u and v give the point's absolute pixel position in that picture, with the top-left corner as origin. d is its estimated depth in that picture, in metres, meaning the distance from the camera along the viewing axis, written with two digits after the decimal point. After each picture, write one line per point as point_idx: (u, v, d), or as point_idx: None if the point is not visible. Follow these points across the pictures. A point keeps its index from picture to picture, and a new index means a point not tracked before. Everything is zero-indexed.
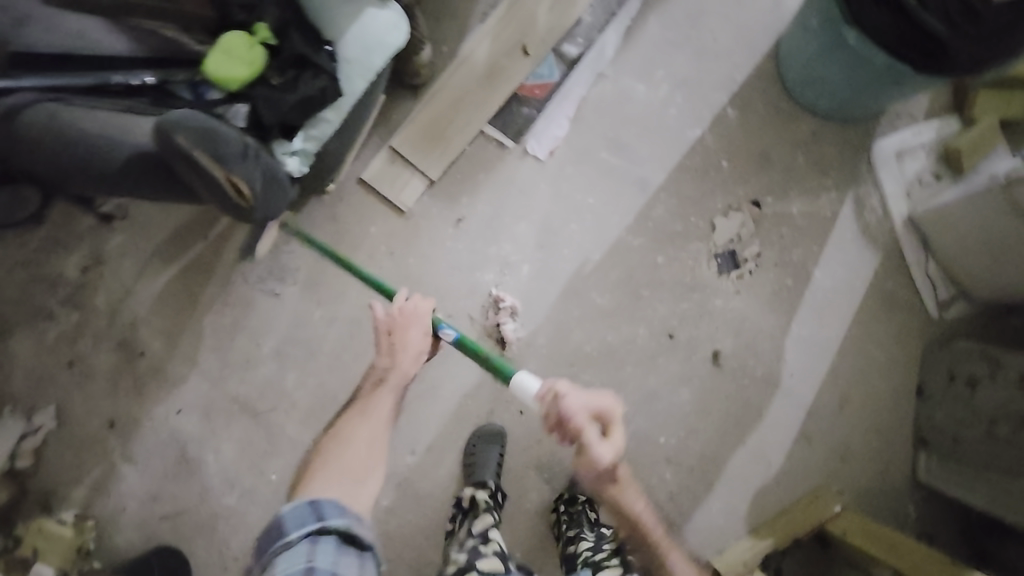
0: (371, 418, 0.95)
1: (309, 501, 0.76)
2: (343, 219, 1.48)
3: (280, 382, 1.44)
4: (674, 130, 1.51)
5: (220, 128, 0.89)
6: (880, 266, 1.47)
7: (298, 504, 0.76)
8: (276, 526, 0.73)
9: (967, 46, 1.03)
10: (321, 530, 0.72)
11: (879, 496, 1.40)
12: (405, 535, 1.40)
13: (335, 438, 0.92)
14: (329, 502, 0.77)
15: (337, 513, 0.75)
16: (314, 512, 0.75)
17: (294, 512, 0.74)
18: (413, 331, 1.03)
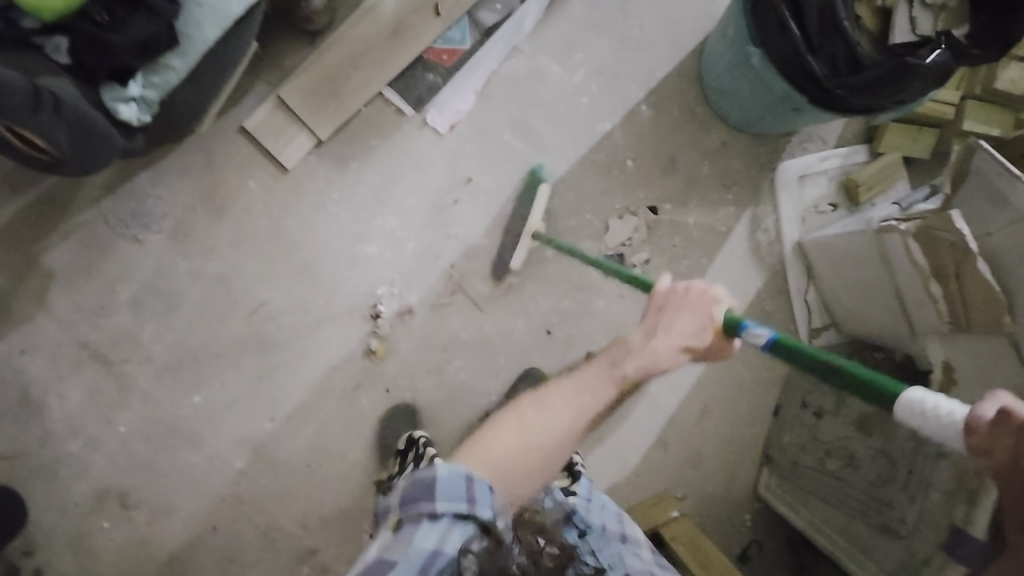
0: (598, 399, 0.79)
1: (466, 475, 0.70)
2: (219, 167, 1.38)
3: (137, 332, 1.38)
4: (584, 120, 1.45)
5: (1, 69, 0.79)
6: (762, 288, 1.48)
7: (454, 471, 0.70)
8: (426, 487, 0.69)
9: (853, 94, 1.01)
10: (466, 516, 0.68)
11: (720, 506, 1.47)
12: (256, 499, 1.40)
13: (490, 437, 0.76)
14: (483, 481, 0.70)
15: (487, 503, 0.70)
16: (467, 490, 0.69)
17: (448, 478, 0.69)
18: (681, 319, 0.84)
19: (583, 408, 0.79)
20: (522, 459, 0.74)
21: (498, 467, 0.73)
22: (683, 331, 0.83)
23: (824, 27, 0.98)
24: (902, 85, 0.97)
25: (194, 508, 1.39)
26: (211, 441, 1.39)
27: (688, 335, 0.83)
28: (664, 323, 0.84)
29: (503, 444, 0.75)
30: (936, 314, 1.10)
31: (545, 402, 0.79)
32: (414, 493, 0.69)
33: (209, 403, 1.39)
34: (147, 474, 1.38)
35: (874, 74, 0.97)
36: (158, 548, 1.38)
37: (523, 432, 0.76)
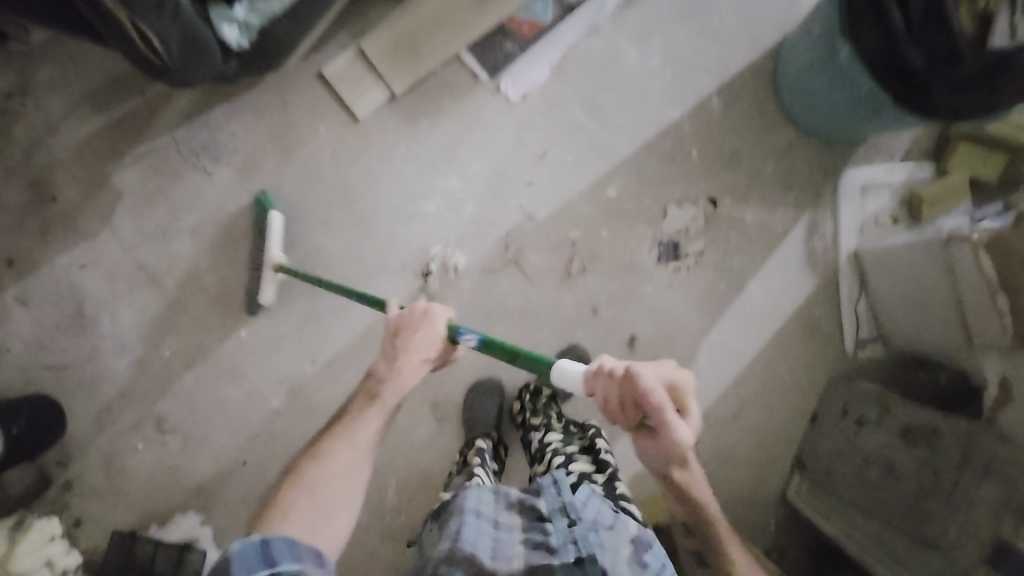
0: (372, 420, 0.95)
1: (260, 541, 0.73)
2: (293, 110, 1.41)
3: (193, 261, 1.40)
4: (654, 105, 1.46)
5: None
6: (812, 293, 1.47)
7: (247, 543, 0.73)
8: (224, 566, 0.71)
9: (945, 89, 1.01)
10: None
11: (745, 506, 1.45)
12: (288, 440, 1.41)
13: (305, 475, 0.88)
14: (280, 541, 0.74)
15: (290, 557, 0.73)
16: (264, 560, 0.71)
17: (242, 551, 0.72)
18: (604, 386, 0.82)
19: (360, 445, 0.92)
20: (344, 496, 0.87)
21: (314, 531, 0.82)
22: (417, 350, 0.98)
23: (927, 20, 0.98)
24: (995, 86, 0.98)
25: (227, 442, 1.40)
26: (251, 377, 1.41)
27: (427, 356, 0.99)
28: (399, 343, 0.98)
29: (298, 499, 0.85)
30: (1000, 328, 1.10)
31: (357, 432, 0.93)
32: (216, 575, 0.71)
33: (254, 340, 1.41)
34: (185, 402, 1.40)
35: (969, 69, 0.97)
36: (187, 476, 1.40)
37: (347, 465, 0.90)
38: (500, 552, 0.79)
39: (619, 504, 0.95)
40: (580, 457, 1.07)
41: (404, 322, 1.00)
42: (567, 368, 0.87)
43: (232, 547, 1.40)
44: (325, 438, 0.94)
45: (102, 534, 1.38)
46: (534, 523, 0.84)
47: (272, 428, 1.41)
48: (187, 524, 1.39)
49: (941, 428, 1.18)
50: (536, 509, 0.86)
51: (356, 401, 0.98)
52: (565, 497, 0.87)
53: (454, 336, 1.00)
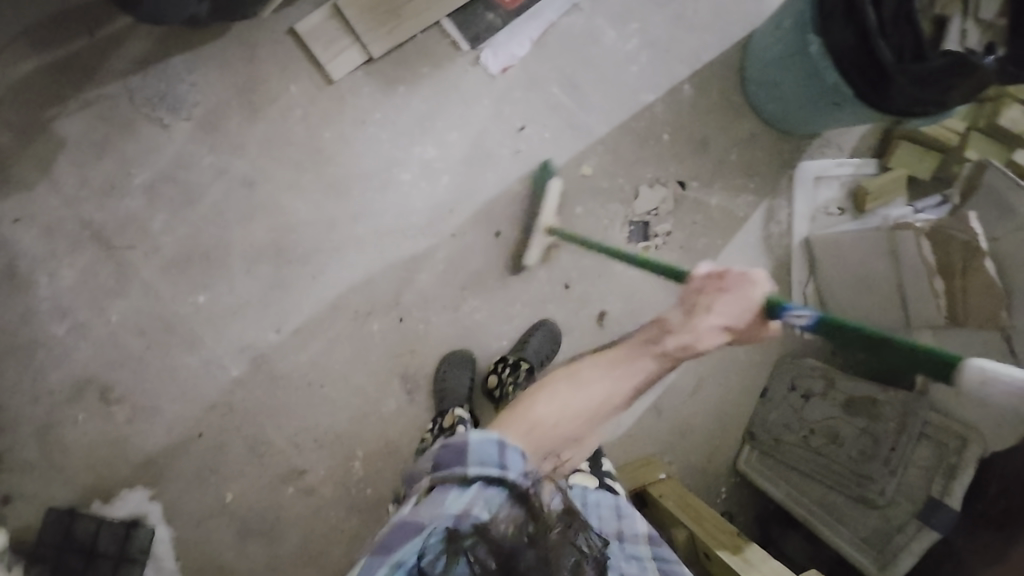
0: (641, 372, 0.75)
1: (497, 441, 0.67)
2: (262, 65, 1.34)
3: (146, 221, 1.30)
4: (630, 88, 1.49)
5: None
6: (767, 276, 1.57)
7: (487, 437, 0.67)
8: (458, 451, 0.66)
9: (908, 86, 1.09)
10: (494, 483, 0.65)
11: (699, 475, 1.53)
12: (249, 412, 1.35)
13: (577, 369, 0.76)
14: (516, 449, 0.67)
15: (517, 467, 0.66)
16: (500, 457, 0.66)
17: (482, 446, 0.66)
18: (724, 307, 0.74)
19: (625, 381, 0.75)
20: (561, 425, 0.73)
21: (547, 430, 0.72)
22: (725, 313, 0.74)
23: (897, 18, 1.08)
24: (948, 85, 1.07)
25: (181, 413, 1.33)
26: (210, 345, 1.33)
27: (726, 318, 0.74)
28: (711, 304, 0.75)
29: (545, 416, 0.73)
30: (936, 308, 1.21)
31: (583, 374, 0.76)
32: (446, 456, 0.67)
33: (213, 306, 1.33)
34: (134, 371, 1.30)
35: (932, 66, 1.05)
36: (135, 449, 1.31)
37: (603, 386, 0.75)
38: None
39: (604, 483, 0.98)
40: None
41: (705, 283, 0.76)
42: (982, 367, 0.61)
43: (184, 524, 1.33)
44: (585, 365, 0.77)
45: (35, 512, 1.27)
46: None
47: (231, 398, 1.35)
48: (135, 501, 1.31)
49: (880, 399, 1.29)
50: None
51: (636, 343, 0.77)
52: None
53: (774, 315, 0.74)
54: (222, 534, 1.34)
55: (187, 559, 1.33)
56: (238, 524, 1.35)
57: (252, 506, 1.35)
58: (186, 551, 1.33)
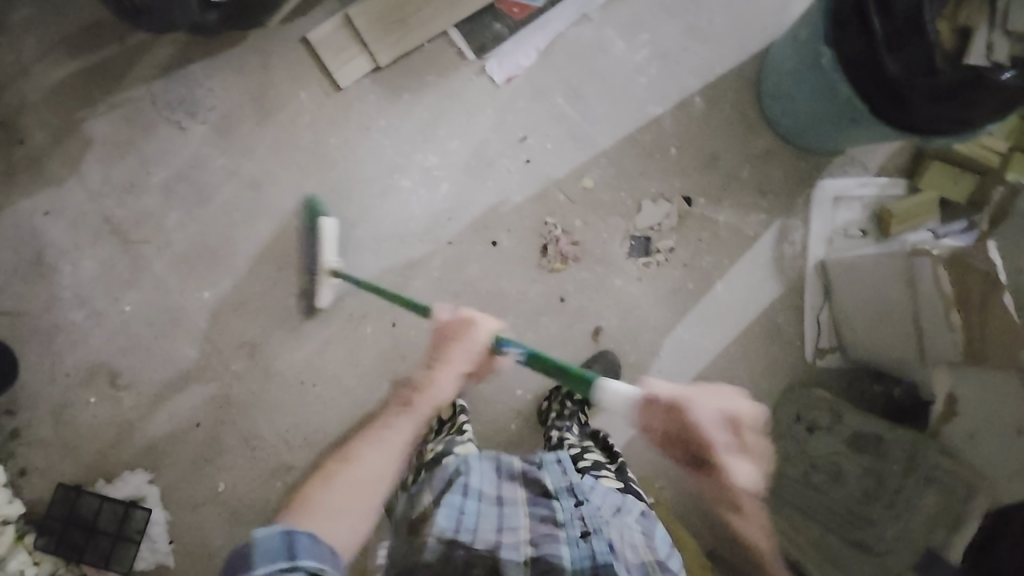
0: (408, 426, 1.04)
1: (280, 533, 0.73)
2: (274, 72, 1.40)
3: (160, 217, 1.38)
4: (637, 100, 1.46)
5: None
6: (778, 299, 1.49)
7: (271, 532, 0.73)
8: (243, 556, 0.71)
9: (919, 100, 1.03)
10: (289, 570, 0.70)
11: (695, 507, 1.45)
12: (245, 405, 1.40)
13: (353, 460, 0.97)
14: (302, 535, 0.74)
15: (309, 553, 0.72)
16: (287, 550, 0.72)
17: (266, 541, 0.72)
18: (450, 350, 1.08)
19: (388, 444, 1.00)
20: (347, 504, 0.88)
21: (332, 505, 0.87)
22: (458, 361, 1.07)
23: (906, 27, 1.02)
24: (969, 98, 1.01)
25: (182, 401, 1.39)
26: (211, 338, 1.39)
27: (463, 366, 1.08)
28: (449, 351, 1.08)
29: (323, 499, 0.89)
30: (951, 343, 1.12)
31: (360, 458, 0.97)
32: (234, 561, 0.72)
33: (216, 301, 1.39)
34: (141, 359, 1.38)
35: (945, 79, 1.01)
36: (139, 433, 1.38)
37: (385, 453, 0.98)
38: (504, 528, 0.91)
39: (629, 485, 1.03)
40: (595, 450, 1.12)
41: (450, 330, 1.10)
42: (604, 388, 0.93)
43: (178, 509, 1.38)
44: (358, 443, 1.01)
45: (46, 486, 1.36)
46: (539, 498, 0.96)
47: (228, 391, 1.40)
48: (134, 483, 1.37)
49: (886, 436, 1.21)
50: (540, 482, 0.98)
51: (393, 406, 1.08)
52: (571, 478, 0.97)
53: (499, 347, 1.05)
54: (213, 521, 1.39)
55: (179, 542, 1.38)
56: (227, 514, 1.39)
57: (242, 497, 1.40)
58: (178, 535, 1.38)
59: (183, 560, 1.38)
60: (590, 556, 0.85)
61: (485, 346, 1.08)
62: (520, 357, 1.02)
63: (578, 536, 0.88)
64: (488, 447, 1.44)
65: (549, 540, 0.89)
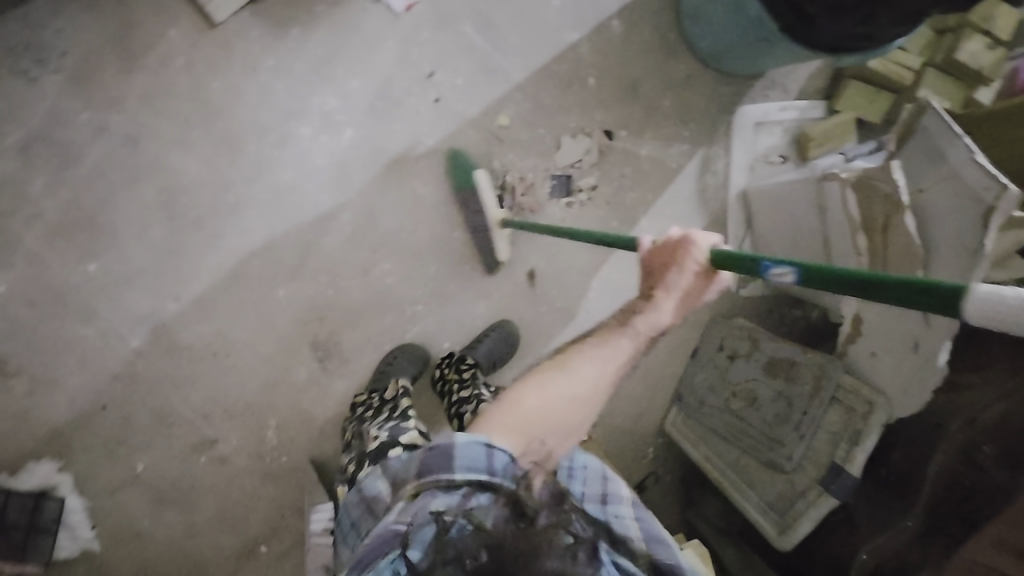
0: (616, 357, 0.78)
1: (485, 443, 0.64)
2: (135, 7, 1.22)
3: (23, 184, 1.22)
4: (551, 25, 1.37)
5: None
6: (702, 231, 1.48)
7: (473, 439, 0.65)
8: (444, 455, 0.64)
9: (822, 12, 0.99)
10: (488, 485, 0.62)
11: (630, 440, 1.49)
12: (153, 381, 1.31)
13: (539, 378, 0.76)
14: (504, 451, 0.65)
15: (506, 472, 0.63)
16: (488, 461, 0.63)
17: (464, 446, 0.64)
18: (672, 279, 0.79)
19: (602, 379, 0.76)
20: (555, 416, 0.72)
21: (535, 423, 0.70)
22: (682, 280, 0.79)
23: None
24: (872, 14, 0.95)
25: (84, 384, 1.29)
26: (106, 316, 1.28)
27: (678, 300, 0.80)
28: (667, 279, 0.79)
29: (533, 407, 0.72)
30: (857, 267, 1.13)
31: (571, 366, 0.76)
32: (431, 462, 0.65)
33: (105, 274, 1.27)
34: (28, 344, 1.26)
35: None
36: (38, 423, 1.28)
37: (598, 372, 0.76)
38: None
39: None
40: None
41: (681, 261, 0.79)
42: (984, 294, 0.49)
43: (96, 492, 1.31)
44: (545, 368, 0.77)
45: None
46: None
47: (133, 369, 1.30)
48: (43, 473, 1.29)
49: (799, 360, 1.24)
50: None
51: (614, 319, 0.82)
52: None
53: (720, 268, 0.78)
54: (136, 502, 1.33)
55: (103, 526, 1.32)
56: (151, 492, 1.33)
57: (164, 474, 1.33)
58: (101, 518, 1.31)
59: (111, 543, 1.32)
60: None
61: (704, 265, 0.78)
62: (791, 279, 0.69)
63: None
64: (421, 399, 1.43)
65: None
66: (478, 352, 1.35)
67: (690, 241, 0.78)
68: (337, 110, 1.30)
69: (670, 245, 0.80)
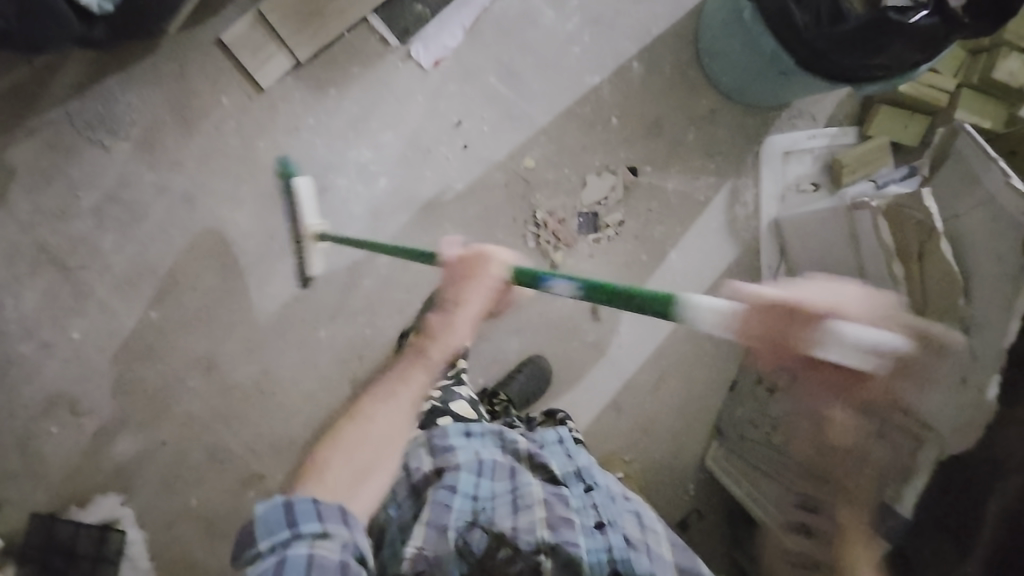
0: (424, 379, 0.83)
1: (284, 501, 0.66)
2: (193, 79, 1.35)
3: (96, 241, 1.35)
4: (573, 70, 1.42)
5: None
6: (734, 262, 1.46)
7: (272, 504, 0.66)
8: (250, 531, 0.66)
9: (831, 48, 1.03)
10: (291, 541, 0.64)
11: (668, 475, 1.48)
12: (206, 420, 1.39)
13: (360, 422, 0.78)
14: (305, 499, 0.67)
15: (312, 518, 0.66)
16: (289, 517, 0.65)
17: (268, 514, 0.65)
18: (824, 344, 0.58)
19: (406, 400, 0.81)
20: (363, 466, 0.75)
21: (343, 486, 0.73)
22: (473, 300, 0.83)
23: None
24: (882, 45, 1.00)
25: (145, 423, 1.38)
26: (165, 359, 1.38)
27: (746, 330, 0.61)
28: (462, 292, 0.83)
29: (336, 463, 0.74)
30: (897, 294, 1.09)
31: (369, 412, 0.79)
32: (244, 539, 0.66)
33: (165, 320, 1.38)
34: (98, 386, 1.37)
35: (854, 27, 0.99)
36: (105, 460, 1.38)
37: (401, 408, 0.80)
38: (522, 505, 0.90)
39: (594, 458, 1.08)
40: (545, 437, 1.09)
41: (466, 270, 0.84)
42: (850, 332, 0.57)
43: (155, 526, 1.39)
44: (368, 399, 0.81)
45: (18, 519, 1.36)
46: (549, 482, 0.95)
47: (188, 409, 1.39)
48: (107, 507, 1.38)
49: None
50: (546, 465, 0.97)
51: (413, 351, 0.85)
52: (574, 462, 1.00)
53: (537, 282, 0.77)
54: (190, 535, 1.40)
55: (161, 559, 1.39)
56: (205, 526, 1.40)
57: (216, 508, 1.40)
58: (159, 550, 1.39)
59: None
60: (607, 550, 0.88)
61: (504, 283, 0.83)
62: (570, 290, 0.73)
63: (592, 527, 0.91)
64: None
65: (565, 526, 0.89)
66: (512, 389, 1.37)
67: (842, 316, 0.58)
68: (372, 160, 1.39)
69: (796, 311, 0.59)
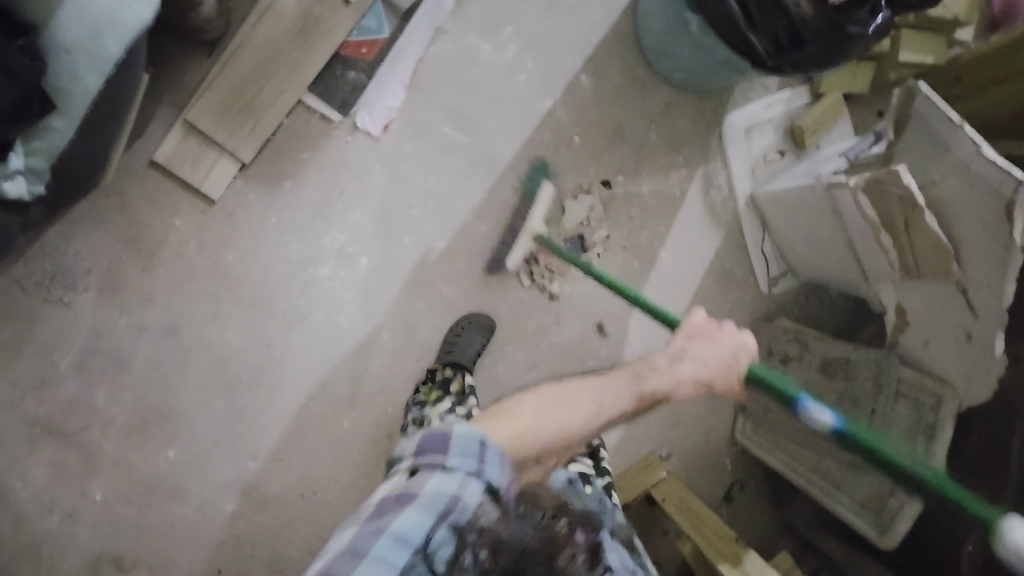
0: (621, 400, 0.75)
1: (481, 440, 0.63)
2: (139, 209, 1.27)
3: (89, 399, 1.29)
4: (524, 99, 1.38)
5: None
6: (721, 245, 1.49)
7: (469, 435, 0.63)
8: (438, 442, 0.62)
9: (800, 68, 1.08)
10: (476, 480, 0.61)
11: (707, 460, 1.54)
12: (255, 539, 1.36)
13: (567, 387, 0.73)
14: (499, 451, 0.64)
15: (500, 474, 0.63)
16: (479, 457, 0.62)
17: (463, 439, 0.62)
18: None
19: (602, 409, 0.73)
20: (547, 438, 0.69)
21: (526, 437, 0.67)
22: (708, 362, 0.84)
23: (764, 2, 1.04)
24: (843, 51, 1.06)
25: (195, 557, 1.34)
26: (196, 492, 1.34)
27: None
28: (689, 350, 0.85)
29: (529, 417, 0.69)
30: (890, 263, 1.16)
31: (571, 391, 0.73)
32: (426, 446, 0.62)
33: (185, 456, 1.33)
34: (136, 537, 1.31)
35: (817, 46, 1.05)
36: None
37: (591, 410, 0.72)
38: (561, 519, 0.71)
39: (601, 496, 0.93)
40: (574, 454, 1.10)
41: (719, 382, 0.84)
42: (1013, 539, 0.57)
43: None
44: (581, 382, 0.74)
45: None
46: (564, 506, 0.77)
47: (234, 533, 1.36)
48: None
49: (853, 359, 1.29)
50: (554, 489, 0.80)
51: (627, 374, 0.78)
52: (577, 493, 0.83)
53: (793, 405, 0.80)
54: None
55: None
56: None
57: None
58: None
59: None
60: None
61: (732, 363, 0.84)
62: (827, 424, 0.75)
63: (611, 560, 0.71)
64: None
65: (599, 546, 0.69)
66: None
67: None
68: (348, 241, 1.35)
69: None
